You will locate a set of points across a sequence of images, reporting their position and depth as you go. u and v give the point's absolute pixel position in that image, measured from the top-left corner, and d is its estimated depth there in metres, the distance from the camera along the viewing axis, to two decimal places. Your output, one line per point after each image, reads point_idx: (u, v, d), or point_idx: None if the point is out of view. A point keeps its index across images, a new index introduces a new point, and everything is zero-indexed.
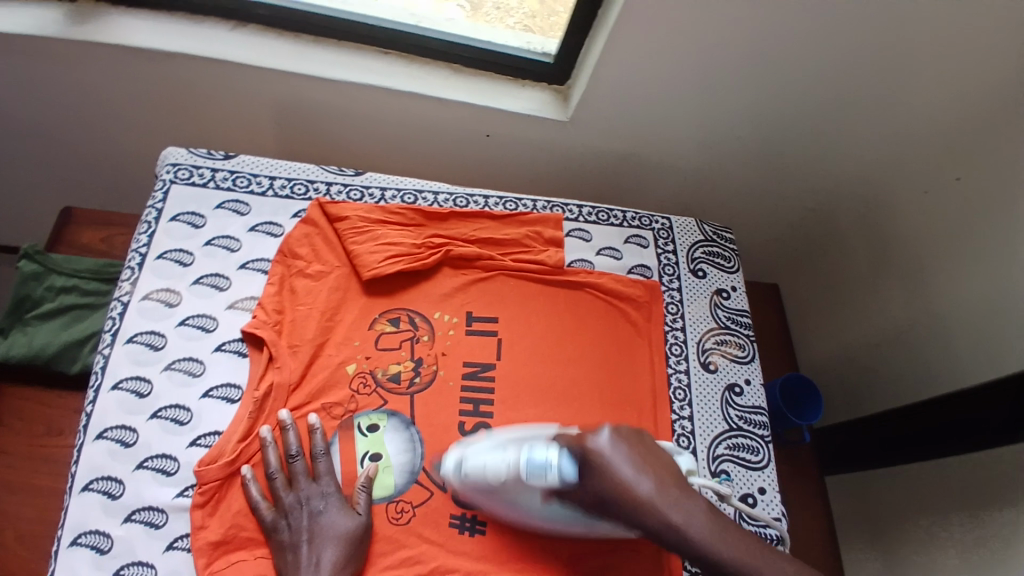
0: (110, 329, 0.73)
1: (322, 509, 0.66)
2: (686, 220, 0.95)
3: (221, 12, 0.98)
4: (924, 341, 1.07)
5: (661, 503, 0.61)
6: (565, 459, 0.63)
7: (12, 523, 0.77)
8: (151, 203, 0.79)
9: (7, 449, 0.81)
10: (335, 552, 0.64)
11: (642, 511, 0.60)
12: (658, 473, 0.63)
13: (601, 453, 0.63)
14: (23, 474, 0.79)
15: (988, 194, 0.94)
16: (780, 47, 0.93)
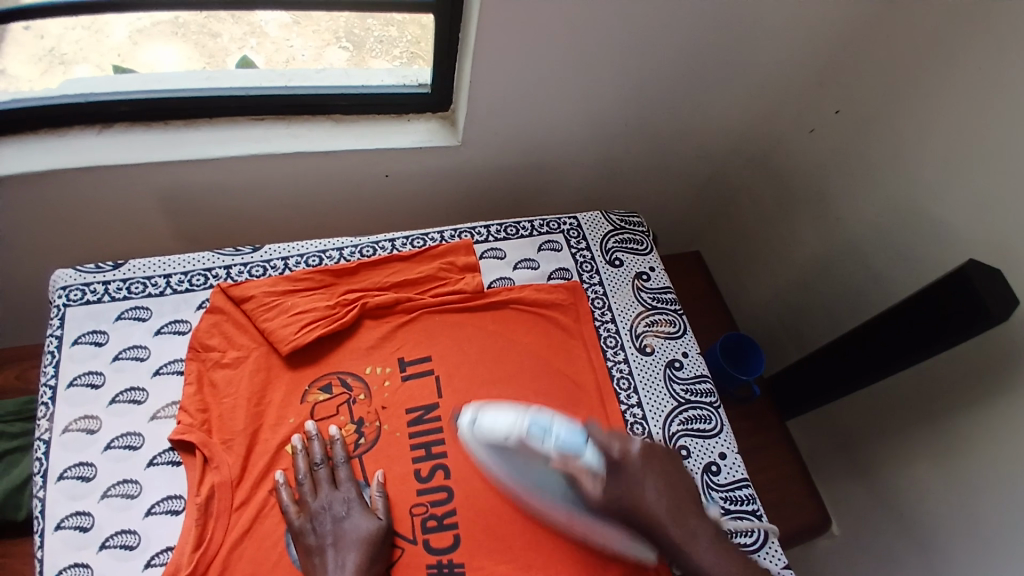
0: (37, 471, 0.70)
1: (344, 514, 0.68)
2: (592, 215, 0.97)
3: (83, 118, 0.96)
4: (839, 265, 1.13)
5: (686, 546, 0.66)
6: (565, 427, 0.65)
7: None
8: (49, 333, 0.76)
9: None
10: (357, 553, 0.65)
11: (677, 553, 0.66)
12: (678, 497, 0.68)
13: (625, 461, 0.67)
14: None
15: (863, 120, 1.03)
16: (645, 31, 0.96)
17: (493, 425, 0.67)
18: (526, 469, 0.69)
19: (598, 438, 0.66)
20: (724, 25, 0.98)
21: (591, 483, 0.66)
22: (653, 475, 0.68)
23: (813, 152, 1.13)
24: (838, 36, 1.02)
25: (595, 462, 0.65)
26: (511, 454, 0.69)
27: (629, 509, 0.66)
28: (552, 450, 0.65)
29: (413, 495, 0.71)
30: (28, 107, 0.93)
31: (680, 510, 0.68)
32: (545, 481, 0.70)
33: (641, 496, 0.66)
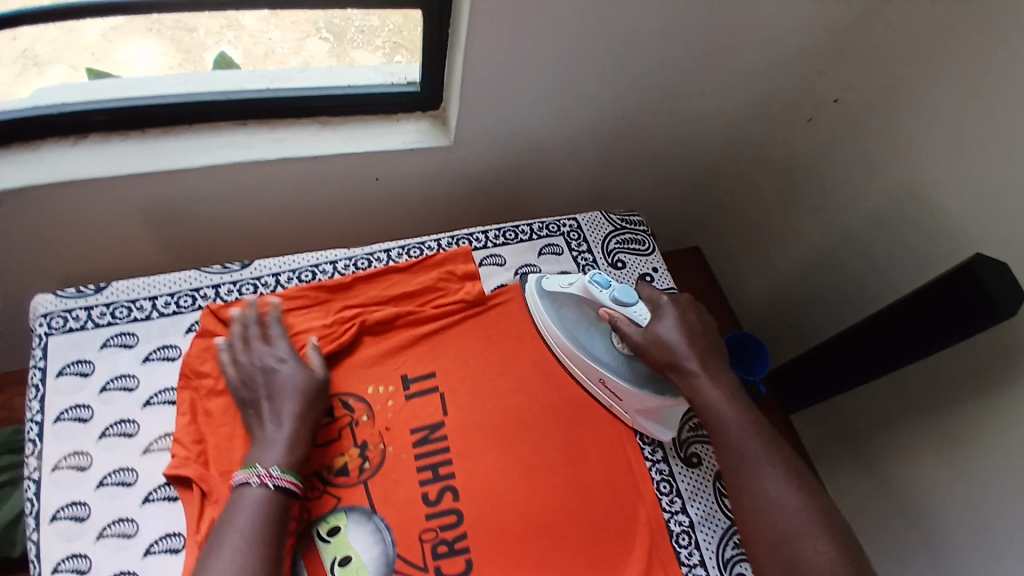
0: (28, 513, 0.66)
1: (274, 366, 0.70)
2: (592, 215, 0.93)
3: (55, 130, 0.91)
4: (841, 257, 1.11)
5: (701, 370, 0.71)
6: (620, 286, 0.75)
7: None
8: (31, 364, 0.72)
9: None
10: (294, 406, 0.68)
11: (687, 376, 0.72)
12: (709, 364, 0.74)
13: (669, 322, 0.74)
14: None
15: (864, 106, 1.00)
16: (640, 21, 0.93)
17: (556, 286, 0.80)
18: (578, 328, 0.78)
19: (647, 299, 0.77)
20: (722, 14, 0.94)
21: (623, 318, 0.75)
22: (690, 329, 0.74)
23: (814, 140, 1.10)
24: (839, 21, 0.99)
25: (637, 307, 0.76)
26: (566, 320, 0.79)
27: (667, 352, 0.73)
28: (609, 301, 0.75)
29: (421, 520, 0.69)
30: None
31: (711, 366, 0.73)
32: (589, 338, 0.78)
33: (678, 340, 0.73)
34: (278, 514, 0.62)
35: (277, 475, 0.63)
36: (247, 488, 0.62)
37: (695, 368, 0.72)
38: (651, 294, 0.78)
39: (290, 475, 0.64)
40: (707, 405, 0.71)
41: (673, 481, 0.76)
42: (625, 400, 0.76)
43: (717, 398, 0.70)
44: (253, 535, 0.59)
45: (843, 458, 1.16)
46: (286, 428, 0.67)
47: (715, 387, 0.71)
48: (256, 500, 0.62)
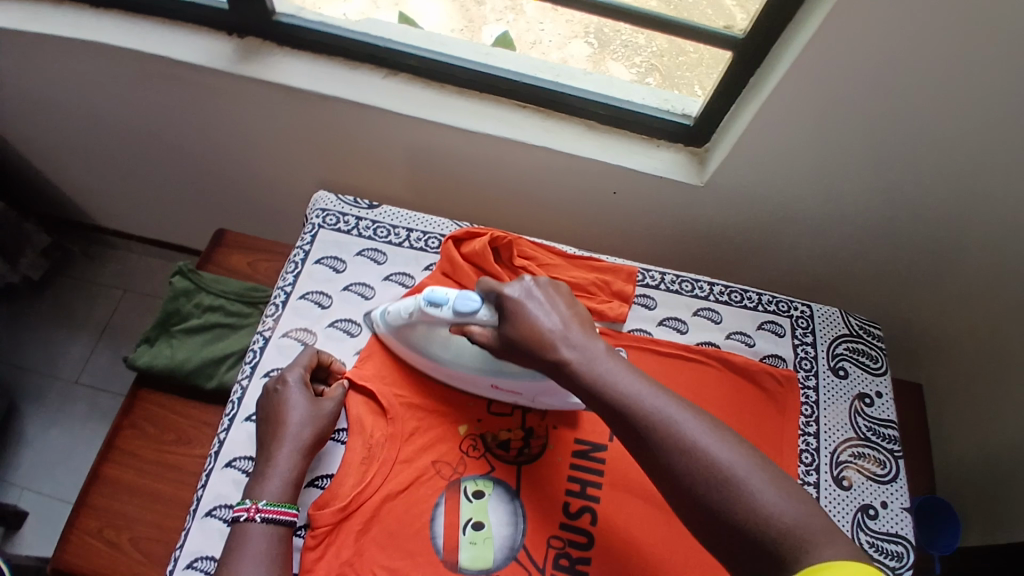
0: (249, 360, 0.76)
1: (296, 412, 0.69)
2: (829, 310, 0.87)
3: (374, 60, 1.04)
4: None
5: (568, 340, 0.63)
6: (457, 294, 0.67)
7: (130, 526, 0.84)
8: (299, 244, 0.83)
9: (138, 453, 0.87)
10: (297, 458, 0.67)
11: (553, 350, 0.62)
12: (566, 316, 0.65)
13: (512, 300, 0.65)
14: (146, 479, 0.86)
15: None
16: (958, 130, 0.83)
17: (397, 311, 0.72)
18: (444, 343, 0.71)
19: (486, 289, 0.67)
20: None
21: (479, 327, 0.67)
22: (548, 305, 0.65)
23: None
24: None
25: (486, 314, 0.67)
26: (425, 343, 0.72)
27: (530, 344, 0.63)
28: (450, 314, 0.67)
29: (555, 524, 0.69)
30: (331, 34, 1.02)
31: (571, 327, 0.64)
32: (460, 353, 0.71)
33: (531, 329, 0.63)
34: (282, 542, 0.63)
35: (264, 508, 0.63)
36: (244, 524, 0.62)
37: (555, 341, 0.62)
38: (489, 284, 0.67)
39: (279, 507, 0.63)
40: (577, 368, 0.61)
41: None
42: (520, 393, 0.72)
43: (582, 359, 0.61)
44: (268, 563, 0.60)
45: None
46: (283, 475, 0.65)
47: (583, 346, 0.62)
48: (265, 535, 0.62)
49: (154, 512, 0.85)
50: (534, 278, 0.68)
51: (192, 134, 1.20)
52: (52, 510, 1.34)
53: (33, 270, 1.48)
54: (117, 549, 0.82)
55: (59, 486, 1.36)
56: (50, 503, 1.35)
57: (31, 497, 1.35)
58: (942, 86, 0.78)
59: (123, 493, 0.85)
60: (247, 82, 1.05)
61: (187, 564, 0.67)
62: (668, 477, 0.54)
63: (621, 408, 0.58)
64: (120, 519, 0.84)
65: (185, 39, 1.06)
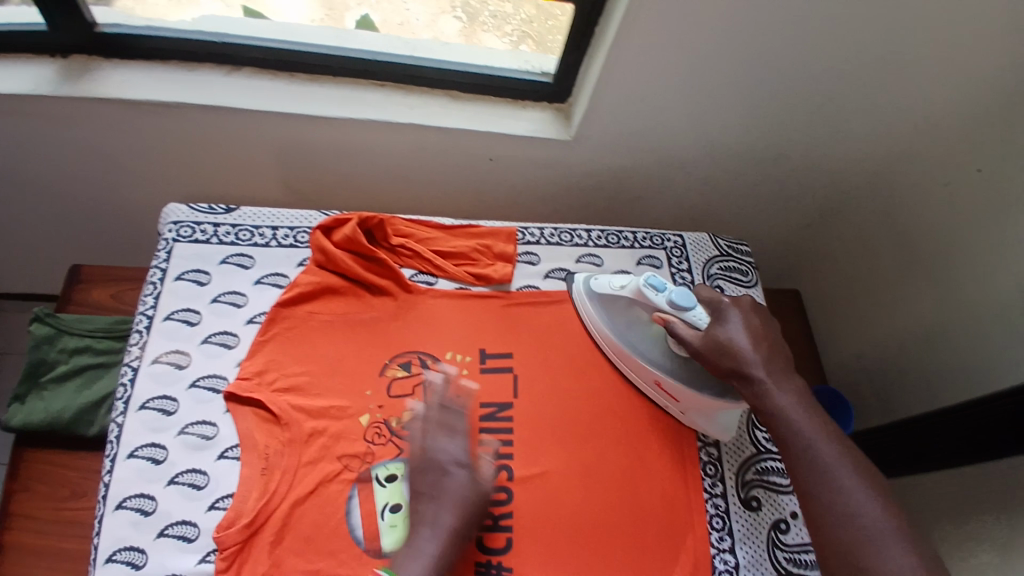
0: (121, 395, 0.70)
1: (452, 468, 0.68)
2: (698, 236, 0.92)
3: (215, 58, 0.98)
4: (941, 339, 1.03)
5: (760, 367, 0.68)
6: (679, 289, 0.71)
7: None
8: (155, 264, 0.76)
9: (35, 514, 0.81)
10: (453, 517, 0.65)
11: (745, 373, 0.68)
12: (769, 351, 0.69)
13: (727, 311, 0.71)
14: (49, 539, 0.80)
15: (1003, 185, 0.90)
16: (784, 48, 0.89)
17: (608, 283, 0.78)
18: (627, 317, 0.77)
19: (704, 299, 0.73)
20: (882, 53, 0.88)
21: (681, 322, 0.71)
22: (754, 329, 0.70)
23: (938, 209, 1.00)
24: (995, 94, 0.89)
25: (698, 314, 0.71)
26: (619, 312, 0.78)
27: (730, 366, 0.69)
28: (665, 304, 0.71)
29: None
30: (161, 37, 0.96)
31: (773, 359, 0.69)
32: (636, 328, 0.77)
33: (733, 341, 0.69)
34: None
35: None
36: None
37: (757, 385, 0.67)
38: (710, 295, 0.73)
39: None
40: (768, 410, 0.66)
41: (727, 520, 0.74)
42: (680, 400, 0.75)
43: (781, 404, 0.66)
44: None
45: None
46: (434, 545, 0.63)
47: (783, 389, 0.67)
48: None
49: (64, 572, 0.79)
50: (749, 302, 0.74)
51: (31, 174, 1.09)
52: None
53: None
54: None
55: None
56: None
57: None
58: (762, 10, 0.84)
59: (28, 558, 0.79)
60: (77, 103, 0.96)
61: None
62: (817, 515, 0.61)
63: (807, 448, 0.63)
64: None
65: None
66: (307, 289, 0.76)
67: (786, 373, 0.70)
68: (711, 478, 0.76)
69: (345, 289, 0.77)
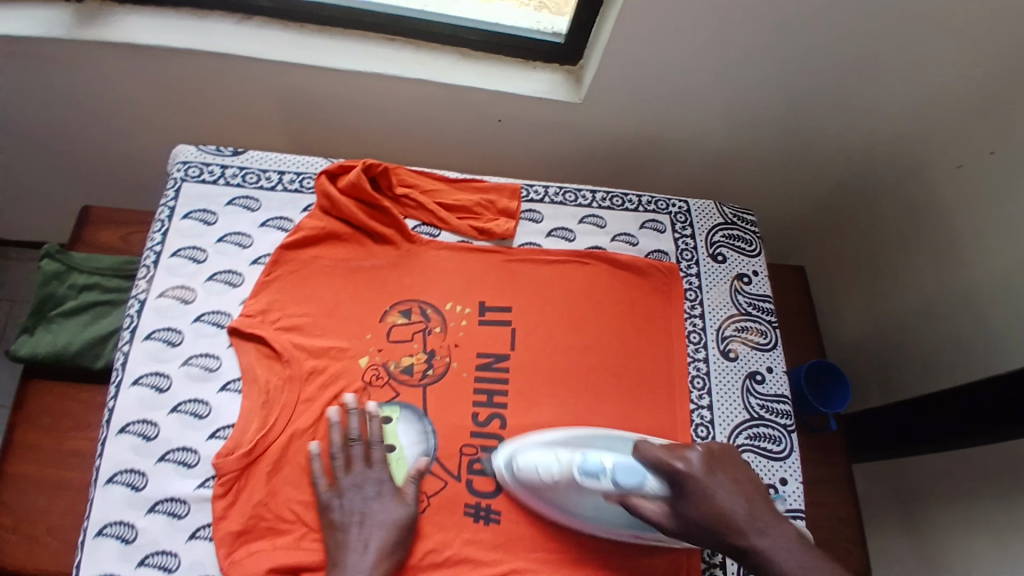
0: (127, 326, 0.71)
1: (374, 495, 0.66)
2: (704, 203, 0.92)
3: (226, 5, 0.98)
4: (943, 321, 1.03)
5: (752, 526, 0.62)
6: (619, 466, 0.64)
7: (44, 517, 0.81)
8: (163, 201, 0.77)
9: (38, 444, 0.84)
10: (384, 535, 0.64)
11: (737, 534, 0.61)
12: (745, 491, 0.64)
13: (693, 479, 0.63)
14: (52, 469, 0.83)
15: (1014, 168, 0.89)
16: (798, 17, 0.88)
17: (535, 468, 0.67)
18: (590, 504, 0.67)
19: (655, 457, 0.64)
20: (900, 26, 0.87)
21: (646, 501, 0.64)
22: (727, 480, 0.64)
23: (952, 192, 0.99)
24: (1012, 74, 0.88)
25: (653, 484, 0.65)
26: (559, 498, 0.67)
27: (715, 527, 0.62)
28: (609, 485, 0.64)
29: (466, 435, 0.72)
30: None
31: (752, 499, 0.63)
32: (603, 511, 0.67)
33: (718, 510, 0.62)
34: None
35: None
36: None
37: (743, 528, 0.61)
38: (652, 450, 0.65)
39: None
40: (768, 561, 0.60)
41: None
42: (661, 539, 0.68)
43: (774, 549, 0.60)
44: None
45: (882, 536, 1.06)
46: (370, 559, 0.62)
47: (770, 530, 0.61)
48: None
49: (65, 500, 0.81)
50: (698, 446, 0.66)
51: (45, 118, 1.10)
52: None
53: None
54: (34, 542, 0.79)
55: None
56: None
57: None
58: None
59: (30, 486, 0.82)
60: (88, 46, 0.96)
61: (97, 530, 0.65)
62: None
63: None
64: (31, 511, 0.81)
65: (15, 14, 0.96)
66: (312, 232, 0.77)
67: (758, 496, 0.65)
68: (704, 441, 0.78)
69: (349, 235, 0.78)
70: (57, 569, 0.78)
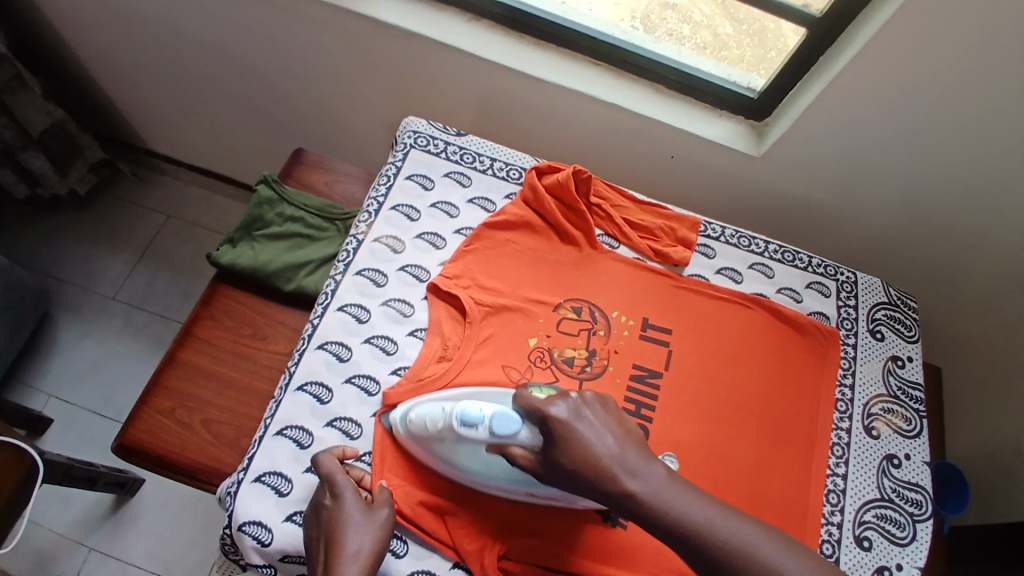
0: (343, 259, 0.82)
1: (333, 507, 0.65)
2: (872, 279, 0.93)
3: (460, 3, 1.08)
4: None
5: (626, 465, 0.56)
6: (492, 413, 0.65)
7: (202, 408, 0.90)
8: (392, 161, 0.89)
9: (214, 342, 0.93)
10: (356, 541, 0.62)
11: (614, 477, 0.56)
12: (621, 434, 0.59)
13: (563, 420, 0.59)
14: (222, 367, 0.92)
15: None
16: (1008, 131, 0.89)
17: (425, 421, 0.69)
18: (471, 455, 0.68)
19: (528, 405, 0.62)
20: None
21: (521, 449, 0.63)
22: (603, 427, 0.59)
23: None
24: None
25: (526, 435, 0.63)
26: (448, 453, 0.69)
27: (585, 474, 0.57)
28: (485, 435, 0.64)
29: None
30: None
31: (632, 451, 0.58)
32: (489, 464, 0.68)
33: (586, 454, 0.57)
34: None
35: None
36: None
37: (614, 470, 0.56)
38: (530, 402, 0.62)
39: None
40: (641, 502, 0.55)
41: (837, 548, 0.77)
42: (557, 497, 0.69)
43: (646, 491, 0.55)
44: None
45: None
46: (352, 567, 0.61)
47: (646, 470, 0.56)
48: None
49: (225, 397, 0.91)
50: (575, 395, 0.62)
51: (271, 62, 1.24)
52: (75, 417, 1.42)
53: (81, 184, 1.56)
54: (188, 428, 0.88)
55: (87, 395, 1.44)
56: (77, 412, 1.42)
57: (61, 402, 1.43)
58: (1005, 88, 0.84)
59: (198, 377, 0.91)
60: (337, 11, 1.08)
61: (278, 429, 0.73)
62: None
63: (704, 538, 0.53)
64: (193, 401, 0.90)
65: None
66: (512, 216, 0.85)
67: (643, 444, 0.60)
68: (833, 507, 0.79)
69: (542, 228, 0.86)
70: (202, 459, 0.86)
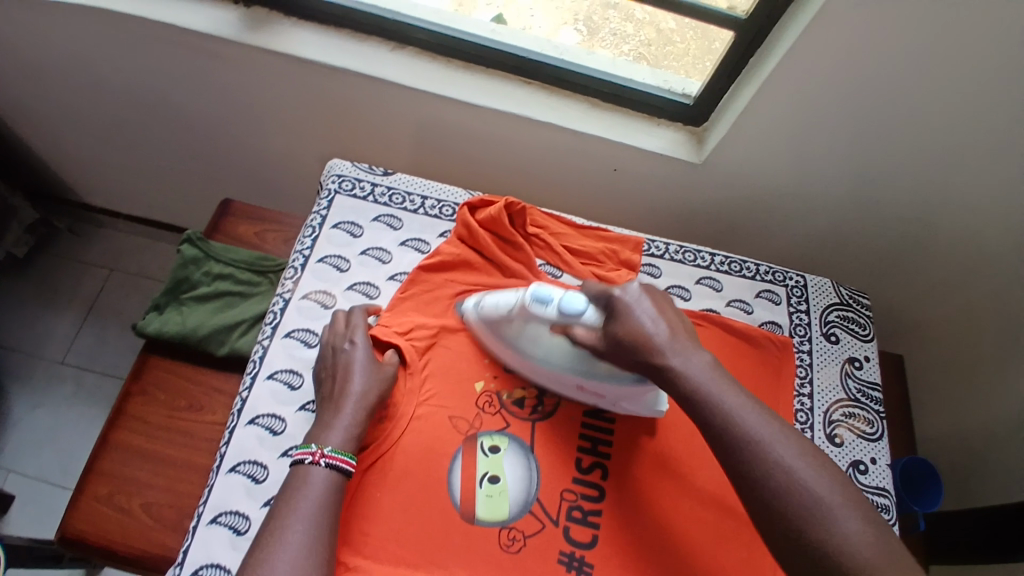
0: (270, 321, 0.79)
1: (347, 348, 0.72)
2: (822, 280, 0.92)
3: (382, 33, 1.04)
4: None
5: (672, 347, 0.63)
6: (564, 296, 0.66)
7: (141, 491, 0.84)
8: (316, 210, 0.85)
9: (147, 418, 0.88)
10: (362, 381, 0.70)
11: (655, 356, 0.62)
12: (673, 322, 0.65)
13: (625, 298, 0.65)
14: (159, 444, 0.87)
15: None
16: (942, 117, 0.88)
17: (497, 305, 0.72)
18: (535, 342, 0.71)
19: (593, 294, 0.67)
20: None
21: (582, 329, 0.67)
22: (659, 311, 0.65)
23: None
24: None
25: (591, 316, 0.66)
26: (516, 339, 0.72)
27: (635, 347, 0.63)
28: (555, 313, 0.66)
29: (568, 480, 0.73)
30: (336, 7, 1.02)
31: (679, 333, 0.64)
32: (551, 350, 0.71)
33: (639, 331, 0.63)
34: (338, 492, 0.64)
35: (330, 455, 0.64)
36: (309, 466, 0.64)
37: (663, 349, 0.62)
38: (597, 286, 0.67)
39: (345, 455, 0.65)
40: (680, 380, 0.61)
41: None
42: (606, 395, 0.72)
43: (687, 369, 0.61)
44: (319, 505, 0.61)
45: None
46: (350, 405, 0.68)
47: (695, 356, 0.62)
48: None
49: (165, 477, 0.85)
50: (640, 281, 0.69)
51: (194, 107, 1.19)
52: (31, 492, 1.34)
53: (17, 246, 1.48)
54: (128, 514, 0.82)
55: (44, 466, 1.36)
56: (36, 484, 1.35)
57: (15, 477, 1.35)
58: (935, 75, 0.83)
59: (134, 458, 0.86)
60: (254, 52, 1.03)
61: (212, 516, 0.68)
62: (760, 501, 0.56)
63: (727, 423, 0.59)
64: (132, 485, 0.84)
65: (194, 8, 1.03)
66: (447, 255, 0.81)
67: (693, 337, 0.65)
68: None
69: (479, 264, 0.82)
70: (145, 546, 0.81)
